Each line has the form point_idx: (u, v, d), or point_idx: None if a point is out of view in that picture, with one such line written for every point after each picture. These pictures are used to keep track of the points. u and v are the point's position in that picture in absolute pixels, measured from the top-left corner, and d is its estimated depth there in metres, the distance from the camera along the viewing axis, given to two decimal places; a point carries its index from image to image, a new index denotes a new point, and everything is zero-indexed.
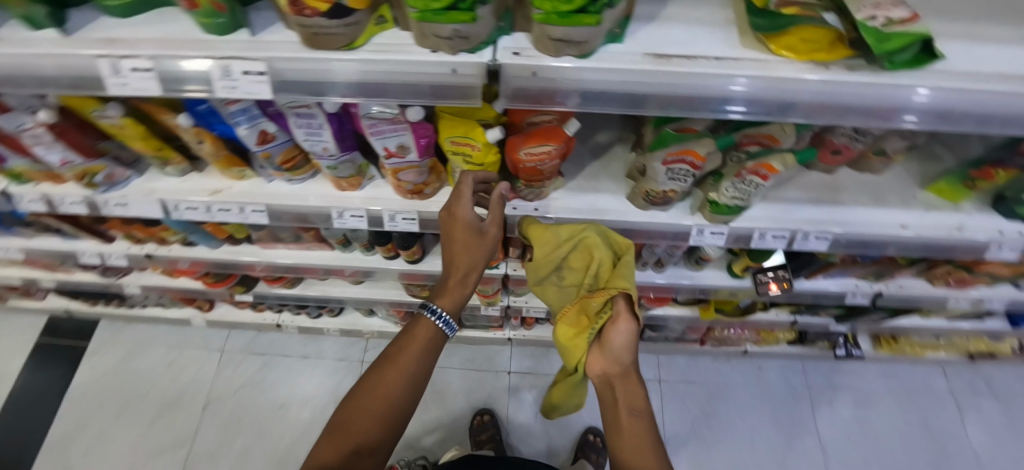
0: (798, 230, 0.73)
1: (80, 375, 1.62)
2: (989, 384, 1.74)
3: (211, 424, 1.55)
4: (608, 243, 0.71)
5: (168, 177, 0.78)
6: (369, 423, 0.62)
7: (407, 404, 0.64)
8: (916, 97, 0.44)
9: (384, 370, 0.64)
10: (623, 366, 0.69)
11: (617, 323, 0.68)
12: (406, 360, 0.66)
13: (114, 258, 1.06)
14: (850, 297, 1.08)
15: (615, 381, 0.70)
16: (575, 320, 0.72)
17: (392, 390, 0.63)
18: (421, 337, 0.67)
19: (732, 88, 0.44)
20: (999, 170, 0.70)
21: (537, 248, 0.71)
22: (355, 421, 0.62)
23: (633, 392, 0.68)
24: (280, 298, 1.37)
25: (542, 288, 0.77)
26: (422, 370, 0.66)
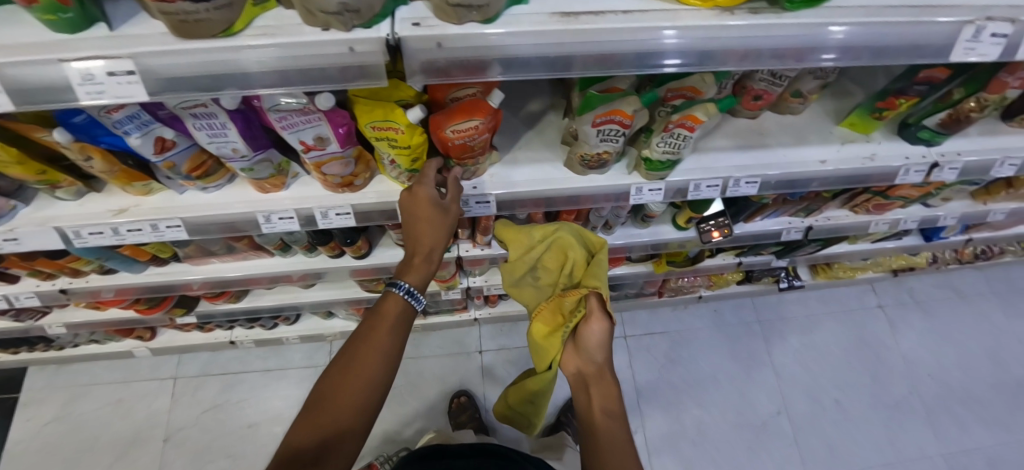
0: (728, 178, 0.77)
1: (16, 430, 1.48)
2: (911, 294, 1.95)
3: (176, 456, 1.47)
4: (580, 241, 0.76)
5: (61, 202, 0.69)
6: (344, 407, 0.56)
7: (385, 374, 0.59)
8: (831, 35, 0.46)
9: (356, 345, 0.60)
10: (597, 365, 0.68)
11: (590, 320, 0.68)
12: (379, 333, 0.61)
13: (22, 299, 0.96)
14: (786, 234, 1.17)
15: (590, 382, 0.68)
16: (551, 319, 0.73)
17: (367, 362, 0.58)
18: (392, 312, 0.64)
19: (662, 41, 0.44)
20: (901, 99, 0.76)
21: (514, 250, 0.76)
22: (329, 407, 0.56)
23: (608, 390, 0.67)
24: (228, 313, 1.29)
25: (517, 289, 0.79)
26: (397, 341, 0.62)
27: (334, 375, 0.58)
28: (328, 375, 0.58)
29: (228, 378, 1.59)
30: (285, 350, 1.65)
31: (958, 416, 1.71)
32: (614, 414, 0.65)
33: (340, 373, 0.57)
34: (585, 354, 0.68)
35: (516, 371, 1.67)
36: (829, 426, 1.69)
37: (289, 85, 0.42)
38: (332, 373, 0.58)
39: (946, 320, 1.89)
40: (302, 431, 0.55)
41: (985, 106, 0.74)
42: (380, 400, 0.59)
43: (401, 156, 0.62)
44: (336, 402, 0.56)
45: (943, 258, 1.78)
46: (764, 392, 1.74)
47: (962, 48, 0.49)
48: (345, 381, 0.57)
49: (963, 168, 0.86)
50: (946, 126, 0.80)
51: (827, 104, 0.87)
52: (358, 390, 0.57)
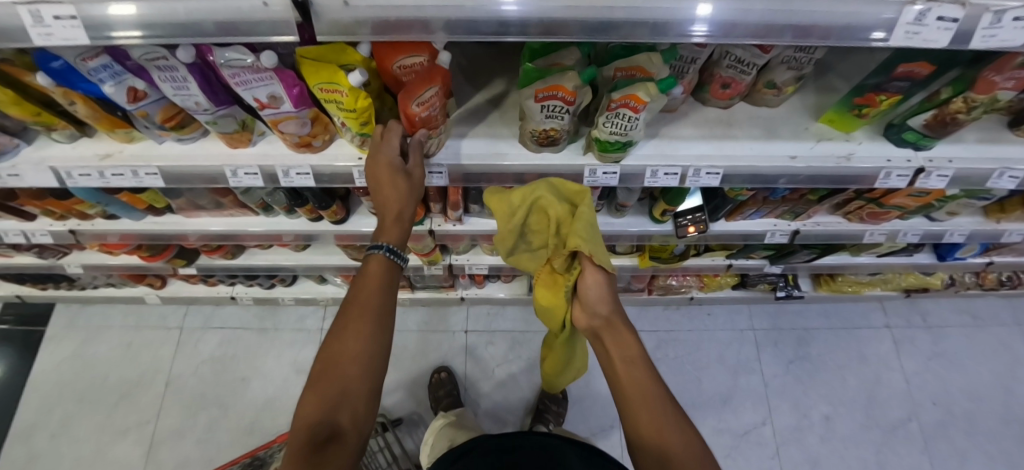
0: (688, 167, 0.75)
1: (42, 360, 1.65)
2: (924, 317, 1.87)
3: (174, 400, 1.60)
4: (564, 199, 0.70)
5: (57, 144, 0.76)
6: (351, 364, 0.57)
7: (382, 330, 0.60)
8: (886, 11, 0.45)
9: (350, 315, 0.60)
10: (601, 317, 0.64)
11: (588, 276, 0.64)
12: (370, 293, 0.62)
13: (37, 236, 1.06)
14: (770, 237, 1.13)
15: (601, 333, 0.64)
16: (550, 282, 0.71)
17: (365, 325, 0.59)
18: (375, 272, 0.65)
19: (694, 8, 0.45)
20: (880, 96, 0.71)
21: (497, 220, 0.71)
22: (336, 366, 0.56)
23: (625, 342, 0.62)
24: (225, 269, 1.38)
25: (514, 258, 0.78)
26: (389, 298, 0.64)
27: (336, 347, 0.57)
28: (327, 352, 0.58)
29: (228, 331, 1.71)
30: (282, 310, 1.75)
31: (956, 443, 1.65)
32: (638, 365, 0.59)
33: (337, 339, 0.58)
34: (589, 309, 0.65)
35: (497, 353, 1.70)
36: (816, 442, 1.64)
37: (214, 36, 0.46)
38: (332, 346, 0.58)
39: (956, 345, 1.82)
40: (309, 404, 0.54)
41: (973, 107, 0.67)
42: (384, 364, 0.60)
43: (349, 119, 0.65)
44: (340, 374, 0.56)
45: (961, 281, 1.67)
46: (751, 400, 1.70)
47: (904, 31, 0.47)
48: (347, 351, 0.57)
49: (953, 176, 0.80)
50: (933, 129, 0.75)
51: (807, 98, 0.85)
52: (360, 356, 0.57)
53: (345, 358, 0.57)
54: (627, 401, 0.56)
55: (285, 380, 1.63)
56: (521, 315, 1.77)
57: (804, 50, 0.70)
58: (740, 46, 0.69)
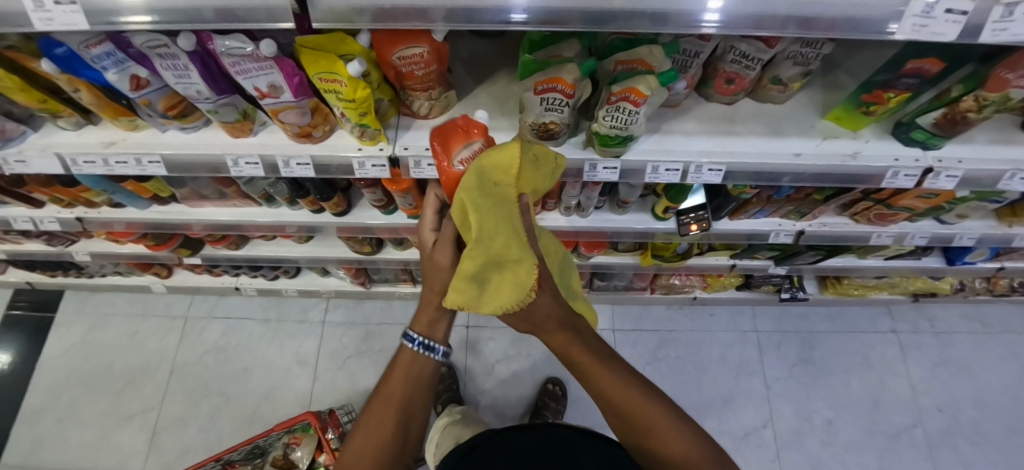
0: (690, 163, 0.74)
1: (51, 346, 1.68)
2: (932, 323, 1.84)
3: (178, 389, 1.62)
4: (495, 188, 0.42)
5: (63, 132, 0.77)
6: (369, 459, 0.56)
7: (402, 424, 0.58)
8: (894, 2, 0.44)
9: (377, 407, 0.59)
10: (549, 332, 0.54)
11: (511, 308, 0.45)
12: (395, 388, 0.60)
13: (46, 223, 1.08)
14: (774, 237, 1.12)
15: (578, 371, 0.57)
16: None
17: (389, 422, 0.57)
18: (405, 369, 0.60)
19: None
20: (889, 93, 0.70)
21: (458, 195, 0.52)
22: (355, 459, 0.56)
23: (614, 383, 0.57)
24: (229, 259, 1.39)
25: None
26: (413, 396, 0.60)
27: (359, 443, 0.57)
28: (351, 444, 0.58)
29: (232, 321, 1.73)
30: (285, 302, 1.77)
31: (961, 451, 1.62)
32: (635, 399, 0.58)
33: (360, 430, 0.58)
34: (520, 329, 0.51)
35: (497, 349, 1.71)
36: (817, 447, 1.63)
37: (211, 23, 0.46)
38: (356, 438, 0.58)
39: (965, 352, 1.78)
40: None
41: (984, 105, 0.65)
42: (403, 456, 0.59)
43: (348, 110, 0.65)
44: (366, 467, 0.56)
45: (971, 287, 1.63)
46: (752, 403, 1.69)
47: (911, 24, 0.45)
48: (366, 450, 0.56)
49: (963, 177, 0.79)
50: (942, 128, 0.73)
51: (814, 95, 0.83)
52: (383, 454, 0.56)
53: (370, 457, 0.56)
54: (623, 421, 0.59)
55: (287, 371, 1.65)
56: None
57: (810, 45, 0.68)
58: (745, 41, 0.68)
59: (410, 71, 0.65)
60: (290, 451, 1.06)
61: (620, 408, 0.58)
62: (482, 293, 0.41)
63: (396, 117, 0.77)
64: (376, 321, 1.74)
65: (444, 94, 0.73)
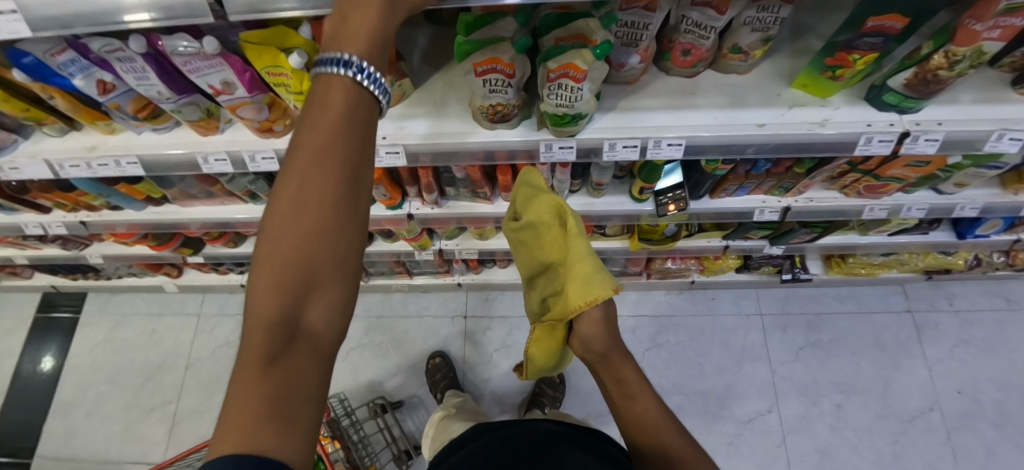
0: (647, 138, 0.73)
1: (79, 344, 1.81)
2: (950, 300, 1.75)
3: (194, 381, 1.72)
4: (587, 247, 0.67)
5: (50, 139, 0.83)
6: (303, 251, 0.30)
7: (339, 204, 0.31)
8: None
9: (286, 225, 0.30)
10: (596, 348, 0.67)
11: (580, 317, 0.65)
12: (322, 140, 0.31)
13: (53, 228, 1.15)
14: (758, 214, 1.09)
15: (597, 367, 0.70)
16: (557, 242, 0.68)
17: (329, 183, 0.30)
18: (335, 107, 0.32)
19: None
20: (853, 54, 0.67)
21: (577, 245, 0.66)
22: (284, 254, 0.29)
23: (626, 377, 0.68)
24: (229, 257, 1.45)
25: (576, 265, 0.64)
26: (354, 159, 0.32)
27: (259, 335, 0.28)
28: (246, 342, 0.29)
29: (241, 317, 1.81)
30: None
31: (982, 435, 1.55)
32: (640, 395, 0.67)
33: (279, 223, 0.30)
34: (586, 342, 0.67)
35: (495, 339, 1.72)
36: (825, 430, 1.58)
37: (129, 22, 0.48)
38: (253, 309, 0.29)
39: (987, 330, 1.69)
40: (261, 308, 0.29)
41: (955, 61, 0.61)
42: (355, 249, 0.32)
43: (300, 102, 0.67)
44: (309, 334, 0.30)
45: (988, 262, 1.54)
46: (756, 387, 1.65)
47: None
48: (289, 313, 0.29)
49: (945, 140, 0.75)
50: (916, 89, 0.69)
51: (780, 62, 0.80)
52: (332, 292, 0.31)
53: (305, 317, 0.30)
54: (619, 385, 0.68)
55: None
56: (519, 299, 1.77)
57: (767, 9, 0.66)
58: (696, 9, 0.67)
59: None
60: None
61: (615, 379, 0.69)
62: (594, 275, 0.63)
63: None
64: (375, 313, 1.78)
65: (399, 82, 0.75)
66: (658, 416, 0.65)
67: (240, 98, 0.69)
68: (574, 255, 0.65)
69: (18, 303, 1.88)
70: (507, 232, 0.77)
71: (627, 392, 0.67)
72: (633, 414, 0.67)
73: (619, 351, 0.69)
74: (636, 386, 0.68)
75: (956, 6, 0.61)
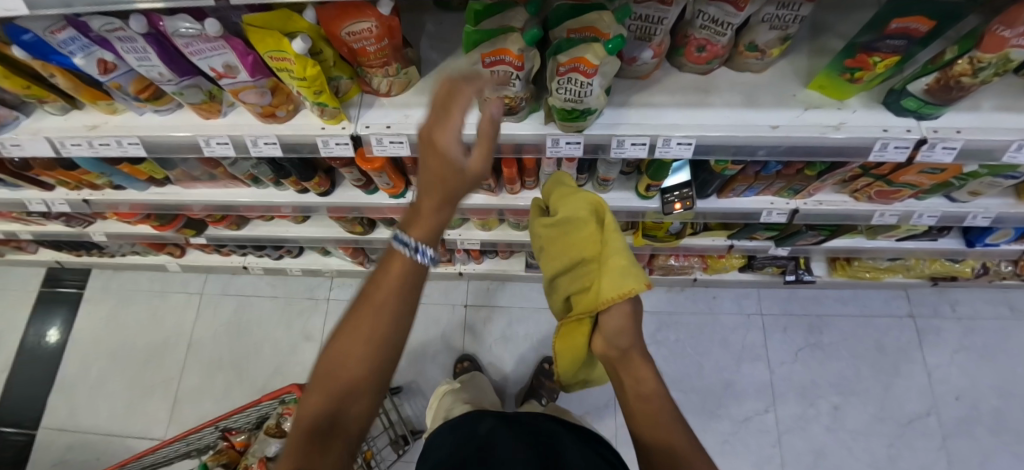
0: (656, 136, 0.72)
1: (84, 319, 1.83)
2: (953, 307, 1.73)
3: (197, 359, 1.75)
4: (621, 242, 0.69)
5: (52, 117, 0.82)
6: (347, 375, 0.42)
7: (379, 348, 0.42)
8: None
9: (342, 353, 0.42)
10: (619, 346, 0.67)
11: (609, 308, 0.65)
12: (380, 298, 0.42)
13: (57, 205, 1.15)
14: (766, 216, 1.07)
15: (617, 364, 0.69)
16: (591, 237, 0.69)
17: (374, 332, 0.42)
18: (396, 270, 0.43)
19: None
20: (874, 57, 0.64)
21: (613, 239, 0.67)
22: (335, 372, 0.42)
23: (643, 376, 0.67)
24: (232, 239, 1.45)
25: (613, 257, 0.65)
26: (396, 316, 0.43)
27: (308, 419, 0.42)
28: (300, 421, 0.42)
29: (243, 299, 1.83)
30: (293, 280, 1.85)
31: (978, 441, 1.55)
32: (654, 396, 0.65)
33: (338, 347, 0.43)
34: (609, 339, 0.67)
35: (495, 329, 1.72)
36: (820, 431, 1.59)
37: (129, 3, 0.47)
38: (311, 398, 0.43)
39: (989, 338, 1.68)
40: (314, 403, 0.43)
41: (980, 68, 0.59)
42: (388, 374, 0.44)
43: (303, 88, 0.66)
44: (341, 430, 0.42)
45: (996, 270, 1.52)
46: (754, 386, 1.66)
47: None
48: (330, 413, 0.42)
49: (963, 149, 0.72)
50: (936, 95, 0.66)
51: (798, 62, 0.78)
52: (361, 403, 0.43)
53: (346, 416, 0.43)
54: (632, 384, 0.67)
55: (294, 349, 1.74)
56: (520, 291, 1.77)
57: (787, 6, 0.63)
58: (712, 5, 0.64)
59: (361, 47, 0.65)
60: (283, 420, 1.11)
61: (628, 378, 0.67)
62: (631, 267, 0.64)
63: (359, 96, 0.77)
64: None
65: (404, 70, 0.73)
66: (667, 418, 0.63)
67: (242, 83, 0.68)
68: (611, 248, 0.66)
69: (23, 277, 1.90)
70: (536, 228, 0.78)
71: (640, 390, 0.65)
72: (644, 412, 0.64)
73: (638, 351, 0.68)
74: (649, 385, 0.66)
75: (986, 10, 0.59)
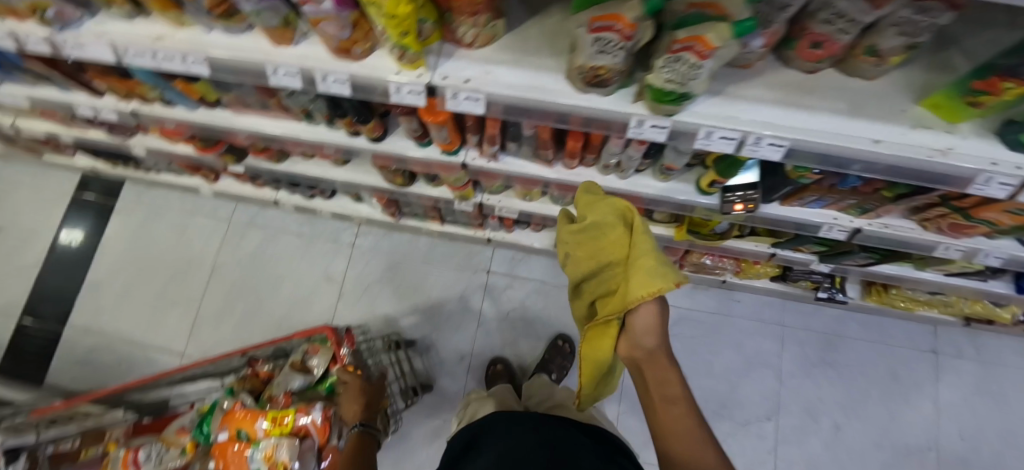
0: (750, 133, 0.67)
1: (114, 229, 1.88)
2: (979, 349, 1.70)
3: (221, 283, 1.80)
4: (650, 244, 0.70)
5: (116, 21, 0.78)
6: None
7: None
8: None
9: None
10: (646, 349, 0.71)
11: (639, 308, 0.68)
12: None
13: (105, 113, 1.14)
14: (826, 230, 1.03)
15: (642, 365, 0.71)
16: (619, 240, 0.70)
17: None
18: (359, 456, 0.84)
19: None
20: (1007, 82, 0.55)
21: (641, 241, 0.68)
22: None
23: (668, 379, 0.68)
24: (270, 172, 1.45)
25: (641, 259, 0.66)
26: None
27: None
28: None
29: (270, 232, 1.85)
30: (320, 221, 1.85)
31: None
32: (681, 400, 0.65)
33: None
34: (636, 339, 0.71)
35: (514, 300, 1.73)
36: (817, 447, 1.61)
37: None
38: None
39: (1008, 385, 1.66)
40: None
41: None
42: None
43: (389, 27, 0.61)
44: None
45: None
46: (760, 393, 1.67)
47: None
48: None
49: None
50: None
51: (914, 75, 0.72)
52: None
53: None
54: (653, 392, 0.68)
55: (315, 288, 1.77)
56: (544, 265, 1.76)
57: (924, 12, 0.55)
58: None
59: None
60: (307, 357, 1.15)
61: (652, 383, 0.69)
62: (660, 266, 0.65)
63: (439, 43, 0.73)
64: (400, 253, 1.80)
65: (493, 23, 0.68)
66: (693, 421, 0.62)
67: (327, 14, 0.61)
68: (640, 248, 0.67)
69: (58, 179, 1.93)
70: (561, 233, 0.79)
71: (668, 394, 0.66)
72: (667, 414, 0.64)
73: (666, 354, 0.70)
74: (673, 388, 0.66)
75: None
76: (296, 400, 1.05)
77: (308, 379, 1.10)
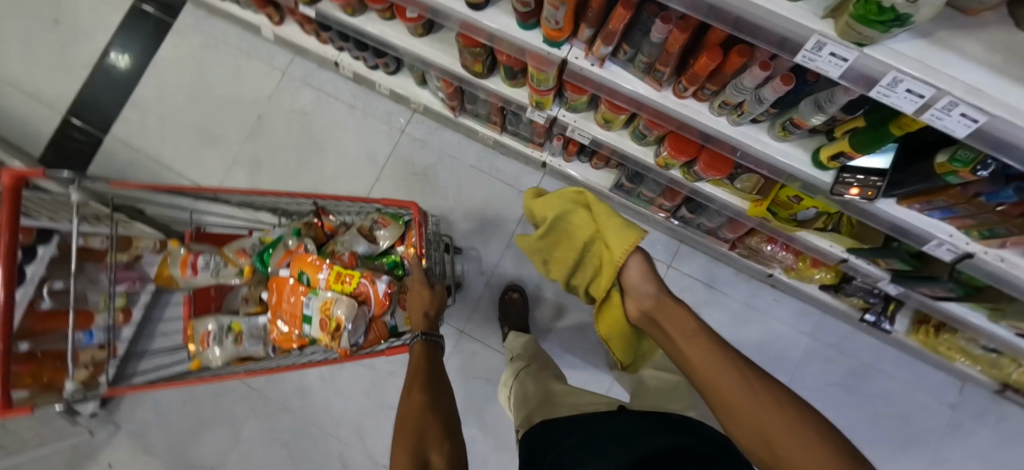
0: (945, 94, 0.53)
1: (166, 51, 1.81)
2: (1000, 418, 1.64)
3: (265, 134, 1.76)
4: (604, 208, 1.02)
5: None
6: (416, 418, 0.74)
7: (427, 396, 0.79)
8: None
9: (408, 408, 0.77)
10: (652, 296, 0.89)
11: (630, 265, 0.93)
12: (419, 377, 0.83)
13: None
14: (933, 245, 0.92)
15: (656, 314, 0.87)
16: (586, 221, 1.01)
17: (422, 390, 0.80)
18: (419, 355, 0.90)
19: None
20: None
21: (602, 211, 0.99)
22: (407, 417, 0.75)
23: (685, 319, 0.83)
24: (341, 26, 1.33)
25: (607, 228, 0.97)
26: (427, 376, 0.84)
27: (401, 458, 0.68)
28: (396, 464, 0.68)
29: (323, 95, 1.76)
30: (375, 98, 1.76)
31: None
32: (701, 334, 0.78)
33: (405, 401, 0.79)
34: (641, 291, 0.90)
35: None
36: None
37: None
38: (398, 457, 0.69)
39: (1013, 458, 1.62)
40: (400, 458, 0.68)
41: None
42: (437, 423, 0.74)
43: None
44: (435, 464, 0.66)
45: None
46: None
47: None
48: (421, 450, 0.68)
49: None
50: None
51: None
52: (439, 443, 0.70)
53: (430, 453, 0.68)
54: (673, 334, 0.82)
55: (356, 165, 1.73)
56: None
57: None
58: None
59: None
60: (376, 227, 1.16)
61: (671, 328, 0.83)
62: (619, 225, 0.96)
63: None
64: (448, 153, 1.72)
65: None
66: (717, 351, 0.75)
67: None
68: (603, 219, 0.98)
69: None
70: (539, 244, 1.10)
71: (687, 331, 0.80)
72: (693, 347, 0.77)
73: (670, 299, 0.88)
74: (689, 323, 0.81)
75: None
76: (360, 264, 1.10)
77: (373, 248, 1.15)
